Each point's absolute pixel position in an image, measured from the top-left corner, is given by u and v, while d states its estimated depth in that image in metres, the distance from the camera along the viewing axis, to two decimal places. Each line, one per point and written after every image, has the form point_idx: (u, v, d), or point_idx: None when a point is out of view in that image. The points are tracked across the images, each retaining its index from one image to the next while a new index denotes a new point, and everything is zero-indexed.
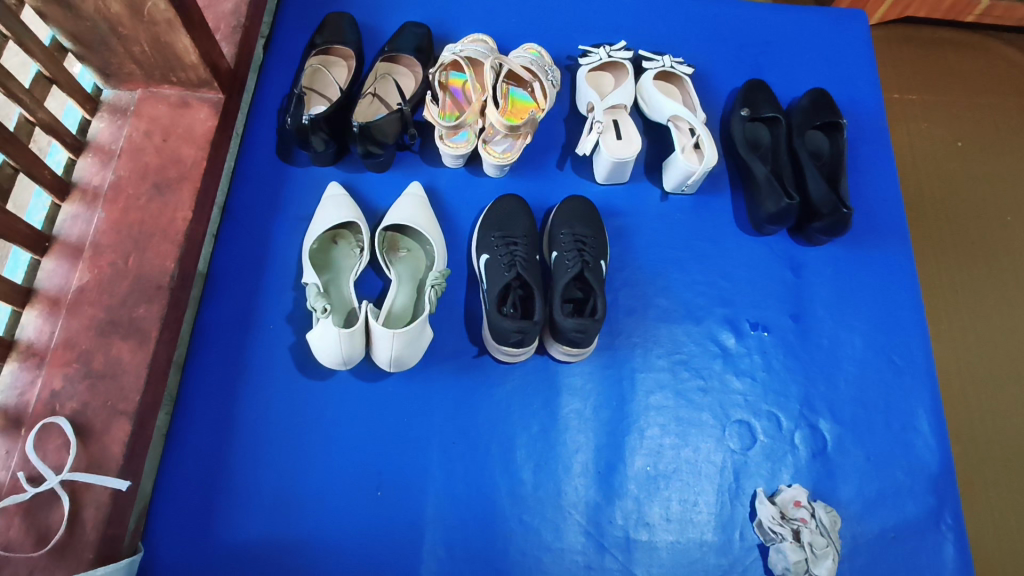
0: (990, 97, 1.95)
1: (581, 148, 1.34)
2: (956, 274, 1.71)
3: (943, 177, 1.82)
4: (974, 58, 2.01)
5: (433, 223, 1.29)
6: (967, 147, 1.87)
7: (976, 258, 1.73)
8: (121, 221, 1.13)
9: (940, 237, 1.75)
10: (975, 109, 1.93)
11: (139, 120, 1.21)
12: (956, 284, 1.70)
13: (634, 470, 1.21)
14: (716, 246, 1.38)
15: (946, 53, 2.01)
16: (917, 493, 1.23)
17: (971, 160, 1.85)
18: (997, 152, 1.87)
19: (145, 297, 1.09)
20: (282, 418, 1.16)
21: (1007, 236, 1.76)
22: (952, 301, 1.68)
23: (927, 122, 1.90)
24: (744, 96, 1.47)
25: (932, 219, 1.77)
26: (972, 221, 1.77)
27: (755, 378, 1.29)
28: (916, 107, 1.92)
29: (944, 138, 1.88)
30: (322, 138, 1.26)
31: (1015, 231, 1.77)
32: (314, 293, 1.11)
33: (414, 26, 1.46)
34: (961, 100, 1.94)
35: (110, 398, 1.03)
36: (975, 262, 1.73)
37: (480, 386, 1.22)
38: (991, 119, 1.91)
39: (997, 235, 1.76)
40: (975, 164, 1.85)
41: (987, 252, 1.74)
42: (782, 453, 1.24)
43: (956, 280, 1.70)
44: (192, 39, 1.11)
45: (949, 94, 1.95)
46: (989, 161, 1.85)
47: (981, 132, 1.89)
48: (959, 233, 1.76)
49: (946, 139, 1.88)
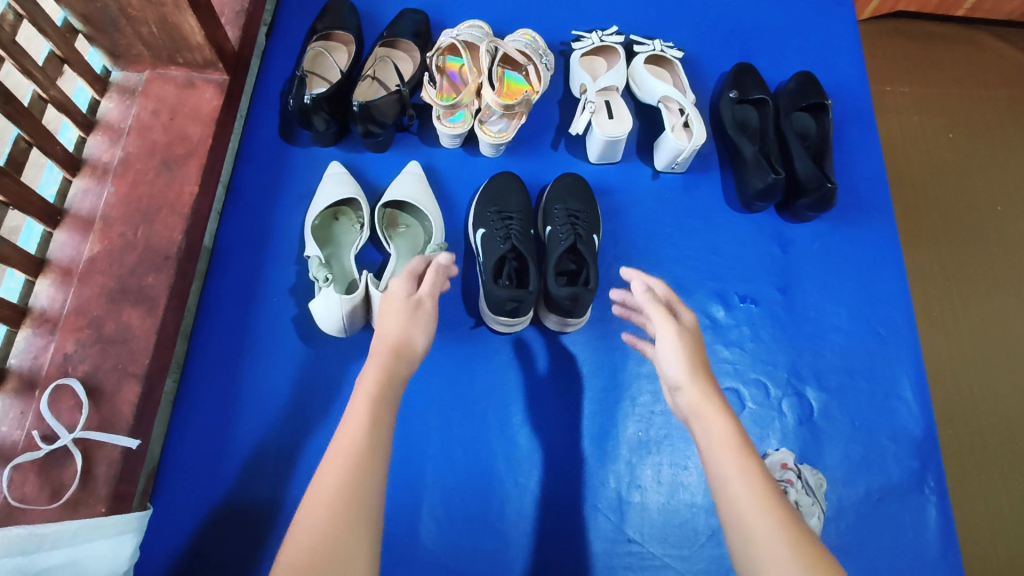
0: (979, 90, 1.99)
1: (574, 127, 1.39)
2: (945, 261, 1.76)
3: (932, 166, 1.87)
4: (964, 51, 2.05)
5: (431, 199, 1.34)
6: (958, 139, 1.91)
7: (965, 245, 1.78)
8: (130, 195, 1.18)
9: (929, 223, 1.79)
10: (965, 101, 1.97)
11: (147, 100, 1.26)
12: (945, 270, 1.75)
13: (626, 435, 1.24)
14: (706, 223, 1.43)
15: (935, 47, 2.06)
16: (900, 458, 1.26)
17: (962, 152, 1.90)
18: (986, 142, 1.91)
19: (153, 267, 1.14)
20: (285, 385, 1.20)
21: (996, 224, 1.81)
22: (941, 285, 1.73)
23: (917, 114, 1.95)
24: (734, 79, 1.51)
25: (923, 207, 1.81)
26: (959, 208, 1.82)
27: (743, 348, 1.33)
28: (906, 99, 1.97)
29: (935, 130, 1.92)
30: (323, 118, 1.31)
31: (1004, 220, 1.81)
32: (316, 264, 1.16)
33: (412, 13, 1.51)
34: (951, 93, 1.98)
35: (120, 361, 1.07)
36: (964, 249, 1.77)
37: (477, 356, 1.27)
38: (979, 110, 1.96)
39: (985, 222, 1.81)
40: (963, 154, 1.89)
41: (974, 238, 1.79)
42: (769, 419, 1.28)
43: (946, 267, 1.75)
44: (198, 20, 1.16)
45: (938, 87, 1.99)
46: (979, 152, 1.90)
47: (969, 123, 1.94)
48: (948, 220, 1.80)
49: (935, 130, 1.93)
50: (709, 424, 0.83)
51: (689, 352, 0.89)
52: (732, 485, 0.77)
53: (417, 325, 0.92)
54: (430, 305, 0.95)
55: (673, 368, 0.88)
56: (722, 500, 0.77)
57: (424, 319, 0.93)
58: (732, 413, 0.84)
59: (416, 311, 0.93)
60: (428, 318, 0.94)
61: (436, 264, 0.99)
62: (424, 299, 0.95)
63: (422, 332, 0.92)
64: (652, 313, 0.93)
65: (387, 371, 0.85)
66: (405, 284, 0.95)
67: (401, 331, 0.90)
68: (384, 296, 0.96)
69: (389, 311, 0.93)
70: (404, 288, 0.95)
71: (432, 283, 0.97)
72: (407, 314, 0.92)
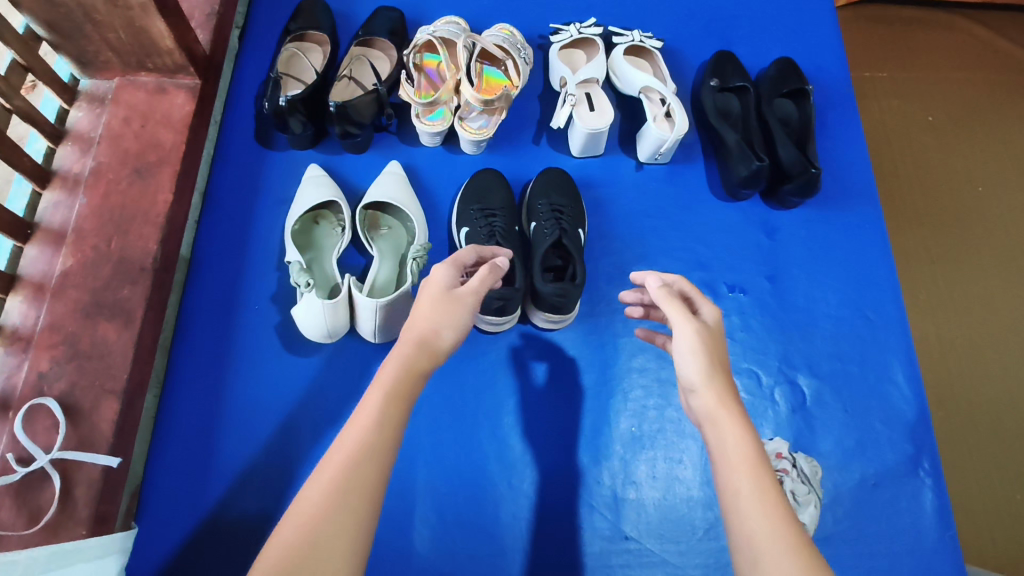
0: (956, 72, 2.00)
1: (555, 121, 1.37)
2: (930, 244, 1.76)
3: (914, 150, 1.87)
4: (942, 34, 2.05)
5: (413, 200, 1.32)
6: (938, 121, 1.92)
7: (950, 226, 1.78)
8: (102, 206, 1.14)
9: (912, 205, 1.80)
10: (944, 84, 1.98)
11: (117, 108, 1.23)
12: (929, 252, 1.75)
13: (619, 431, 1.23)
14: (692, 213, 1.42)
15: (911, 30, 2.06)
16: (894, 442, 1.25)
17: (941, 133, 1.90)
18: (965, 124, 1.92)
19: (129, 279, 1.10)
20: (269, 395, 1.18)
21: (978, 205, 1.81)
22: (926, 268, 1.73)
23: (896, 97, 1.95)
24: (714, 67, 1.51)
25: (906, 191, 1.82)
26: (941, 190, 1.82)
27: (733, 337, 1.32)
28: (884, 83, 1.97)
29: (915, 113, 1.93)
30: (299, 120, 1.29)
31: (984, 199, 1.82)
32: (297, 269, 1.13)
33: (388, 11, 1.50)
34: (930, 76, 1.99)
35: (97, 378, 1.03)
36: (946, 230, 1.78)
37: (465, 356, 1.25)
38: (957, 91, 1.97)
39: (967, 203, 1.81)
40: (943, 136, 1.90)
41: (958, 219, 1.79)
42: (763, 408, 1.27)
43: (930, 249, 1.76)
44: (167, 23, 1.12)
45: (916, 69, 2.00)
46: (958, 133, 1.90)
47: (947, 105, 1.95)
48: (931, 203, 1.81)
49: (915, 113, 1.93)
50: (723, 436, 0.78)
51: (709, 356, 0.83)
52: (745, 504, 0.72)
53: (450, 322, 0.87)
54: (471, 303, 0.90)
55: (690, 369, 0.83)
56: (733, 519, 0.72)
57: (459, 314, 0.88)
58: (749, 426, 0.78)
59: (452, 303, 0.89)
60: (464, 315, 0.88)
61: (487, 266, 0.95)
62: (466, 295, 0.89)
63: (452, 328, 0.87)
64: (670, 311, 0.87)
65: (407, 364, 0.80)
66: (449, 276, 0.91)
67: (433, 325, 0.86)
68: (424, 283, 0.92)
69: (425, 301, 0.88)
70: (449, 280, 0.90)
71: (478, 282, 0.91)
72: (441, 306, 0.87)
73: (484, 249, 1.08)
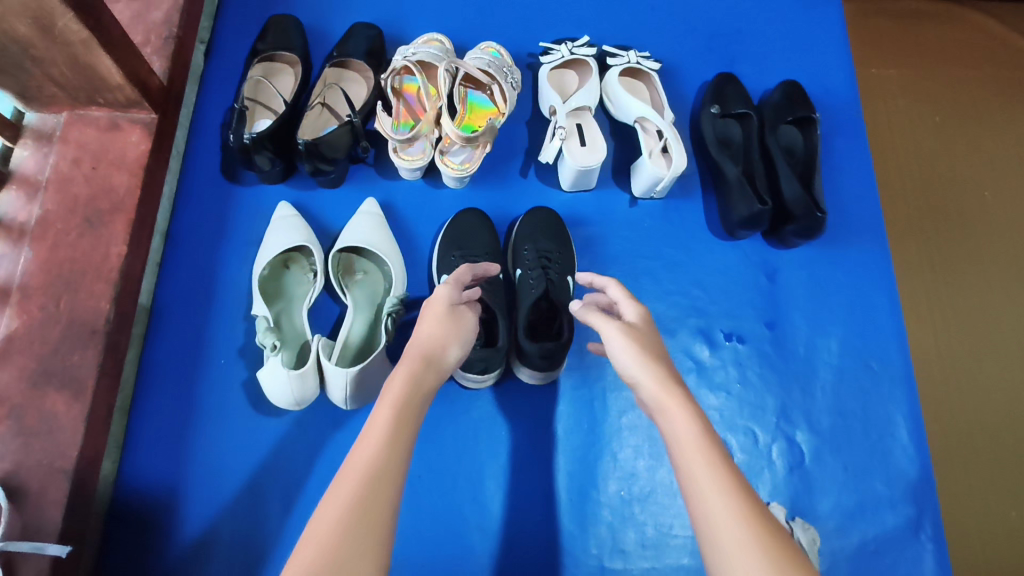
0: (967, 71, 1.88)
1: (544, 155, 1.27)
2: (936, 260, 1.66)
3: (919, 157, 1.77)
4: (953, 30, 1.93)
5: (390, 242, 1.24)
6: (944, 122, 1.81)
7: (956, 240, 1.68)
8: (49, 260, 1.06)
9: (914, 215, 1.70)
10: (953, 85, 1.86)
11: (66, 147, 1.12)
12: (932, 264, 1.66)
13: (608, 495, 1.16)
14: (688, 252, 1.33)
15: (922, 25, 1.93)
16: (896, 504, 1.20)
17: (948, 136, 1.80)
18: (972, 128, 1.81)
19: (79, 344, 1.02)
20: (236, 458, 1.11)
21: (980, 212, 1.71)
22: (934, 283, 1.64)
23: (902, 98, 1.84)
24: (714, 91, 1.41)
25: (909, 198, 1.72)
26: (947, 199, 1.72)
27: (729, 391, 1.25)
28: (891, 83, 1.86)
29: (921, 114, 1.82)
30: (267, 157, 1.19)
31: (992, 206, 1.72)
32: (263, 328, 1.05)
33: (365, 28, 1.39)
34: (940, 76, 1.87)
35: (46, 457, 0.97)
36: (951, 245, 1.68)
37: (447, 414, 1.19)
38: (966, 90, 1.86)
39: (971, 212, 1.71)
40: (950, 140, 1.80)
41: (962, 229, 1.69)
42: (759, 469, 1.21)
43: (934, 257, 1.66)
44: (114, 59, 1.02)
45: (925, 67, 1.88)
46: (965, 138, 1.80)
47: (957, 106, 1.84)
48: (935, 212, 1.71)
49: (922, 114, 1.82)
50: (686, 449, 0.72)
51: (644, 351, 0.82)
52: (718, 528, 0.67)
53: (456, 337, 0.92)
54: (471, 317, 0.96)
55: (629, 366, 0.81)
56: (711, 546, 0.67)
57: (462, 329, 0.93)
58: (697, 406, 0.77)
59: (456, 320, 0.93)
60: (468, 331, 0.94)
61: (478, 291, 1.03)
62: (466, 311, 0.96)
63: (458, 343, 0.91)
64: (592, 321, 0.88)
65: (414, 377, 0.83)
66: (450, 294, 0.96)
67: (440, 340, 0.89)
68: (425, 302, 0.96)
69: (431, 318, 0.92)
70: (450, 298, 0.95)
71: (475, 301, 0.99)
72: (448, 323, 0.92)
73: (478, 266, 1.09)
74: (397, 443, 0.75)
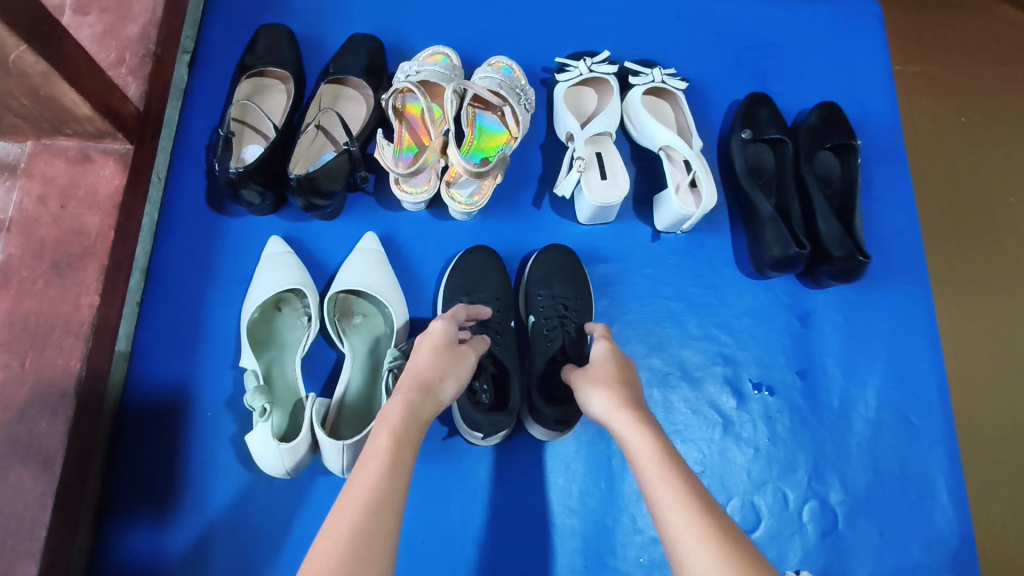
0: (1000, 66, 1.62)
1: (560, 188, 1.16)
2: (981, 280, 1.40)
3: (954, 166, 1.50)
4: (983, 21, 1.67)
5: (391, 283, 1.13)
6: (971, 122, 1.55)
7: (994, 263, 1.42)
8: (14, 312, 0.98)
9: (956, 233, 1.43)
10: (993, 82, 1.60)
11: (31, 182, 1.02)
12: (961, 289, 1.39)
13: (626, 563, 1.08)
14: (715, 293, 1.23)
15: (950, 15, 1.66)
16: (935, 572, 1.11)
17: (982, 139, 1.53)
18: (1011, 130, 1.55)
19: (47, 408, 0.94)
20: (227, 524, 1.02)
21: (1008, 220, 1.45)
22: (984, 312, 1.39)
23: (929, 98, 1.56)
24: (744, 114, 1.29)
25: (935, 208, 1.45)
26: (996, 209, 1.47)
27: (757, 448, 1.16)
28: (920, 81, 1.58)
29: (944, 112, 1.55)
30: (256, 191, 1.08)
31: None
32: (252, 390, 0.95)
33: (363, 39, 1.26)
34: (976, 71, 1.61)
35: (13, 537, 0.90)
36: (989, 268, 1.41)
37: (454, 472, 1.10)
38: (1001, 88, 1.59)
39: (997, 219, 1.45)
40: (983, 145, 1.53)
41: (999, 246, 1.43)
42: (790, 533, 1.12)
43: (973, 276, 1.40)
44: (81, 92, 0.91)
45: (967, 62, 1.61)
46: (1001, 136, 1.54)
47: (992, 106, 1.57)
48: (960, 220, 1.45)
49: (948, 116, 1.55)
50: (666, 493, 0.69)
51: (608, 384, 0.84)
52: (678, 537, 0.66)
53: (454, 371, 0.85)
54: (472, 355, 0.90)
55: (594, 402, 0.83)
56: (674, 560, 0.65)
57: (462, 367, 0.87)
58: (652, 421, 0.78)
59: (455, 356, 0.87)
60: (468, 367, 0.88)
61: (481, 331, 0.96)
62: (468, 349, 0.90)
63: (455, 378, 0.85)
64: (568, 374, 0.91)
65: (412, 407, 0.77)
66: (449, 325, 0.91)
67: (437, 374, 0.83)
68: (419, 335, 0.89)
69: (427, 347, 0.86)
70: (448, 331, 0.90)
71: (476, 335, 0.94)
72: (447, 354, 0.86)
73: (471, 307, 1.02)
74: (370, 558, 0.62)
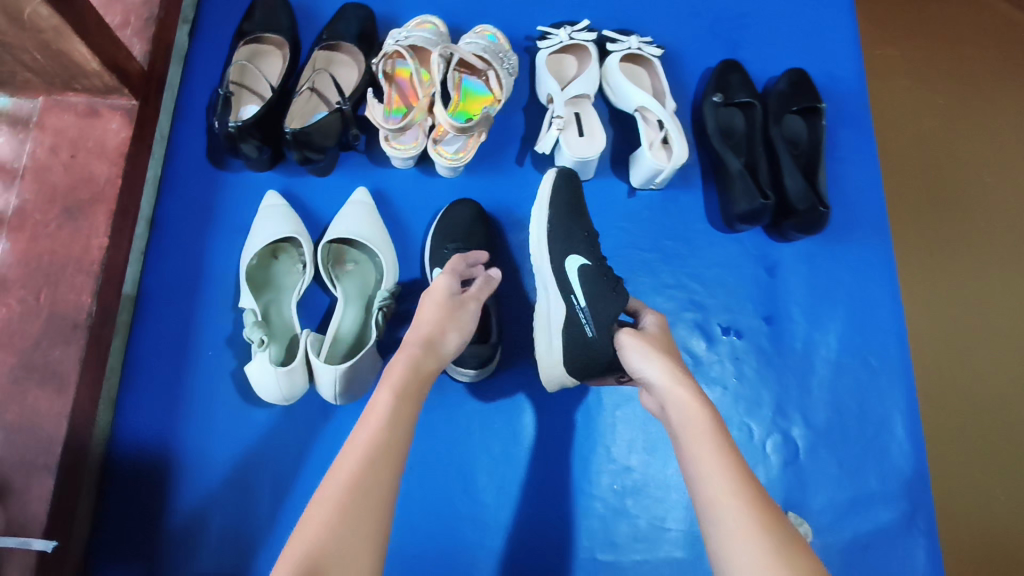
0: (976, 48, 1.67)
1: (540, 146, 1.23)
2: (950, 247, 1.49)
3: (928, 139, 1.58)
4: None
5: (382, 233, 1.20)
6: (944, 99, 1.62)
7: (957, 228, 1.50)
8: (28, 253, 1.05)
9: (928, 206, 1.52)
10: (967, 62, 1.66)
11: (43, 134, 1.10)
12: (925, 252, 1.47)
13: (601, 489, 1.16)
14: (688, 245, 1.31)
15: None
16: (889, 500, 1.19)
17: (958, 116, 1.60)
18: (984, 105, 1.62)
19: (60, 338, 1.02)
20: (227, 450, 1.09)
21: (974, 193, 1.54)
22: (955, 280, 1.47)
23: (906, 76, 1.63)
24: (718, 79, 1.36)
25: (901, 177, 1.53)
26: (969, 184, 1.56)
27: (725, 386, 1.24)
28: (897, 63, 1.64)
29: (917, 87, 1.62)
30: (254, 145, 1.15)
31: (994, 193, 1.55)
32: (251, 323, 1.02)
33: (355, 9, 1.33)
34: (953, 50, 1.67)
35: (29, 454, 0.98)
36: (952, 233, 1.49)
37: (440, 406, 1.17)
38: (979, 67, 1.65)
39: (961, 188, 1.53)
40: (956, 121, 1.60)
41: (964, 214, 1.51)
42: (754, 463, 1.20)
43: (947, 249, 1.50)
44: (91, 47, 0.98)
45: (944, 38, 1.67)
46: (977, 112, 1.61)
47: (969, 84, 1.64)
48: (925, 189, 1.53)
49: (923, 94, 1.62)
50: (713, 463, 0.74)
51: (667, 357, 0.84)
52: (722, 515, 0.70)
53: (454, 322, 0.91)
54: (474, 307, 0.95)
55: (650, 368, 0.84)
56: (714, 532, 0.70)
57: (463, 319, 0.93)
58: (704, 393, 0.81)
59: (455, 309, 0.93)
60: (469, 318, 0.94)
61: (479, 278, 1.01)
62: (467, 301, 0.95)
63: (458, 330, 0.91)
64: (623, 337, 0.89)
65: (414, 361, 0.84)
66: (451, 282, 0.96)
67: (438, 328, 0.90)
68: (425, 292, 0.95)
69: (431, 305, 0.91)
70: (450, 287, 0.95)
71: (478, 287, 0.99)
72: (448, 309, 0.92)
73: (470, 255, 1.09)
74: None
